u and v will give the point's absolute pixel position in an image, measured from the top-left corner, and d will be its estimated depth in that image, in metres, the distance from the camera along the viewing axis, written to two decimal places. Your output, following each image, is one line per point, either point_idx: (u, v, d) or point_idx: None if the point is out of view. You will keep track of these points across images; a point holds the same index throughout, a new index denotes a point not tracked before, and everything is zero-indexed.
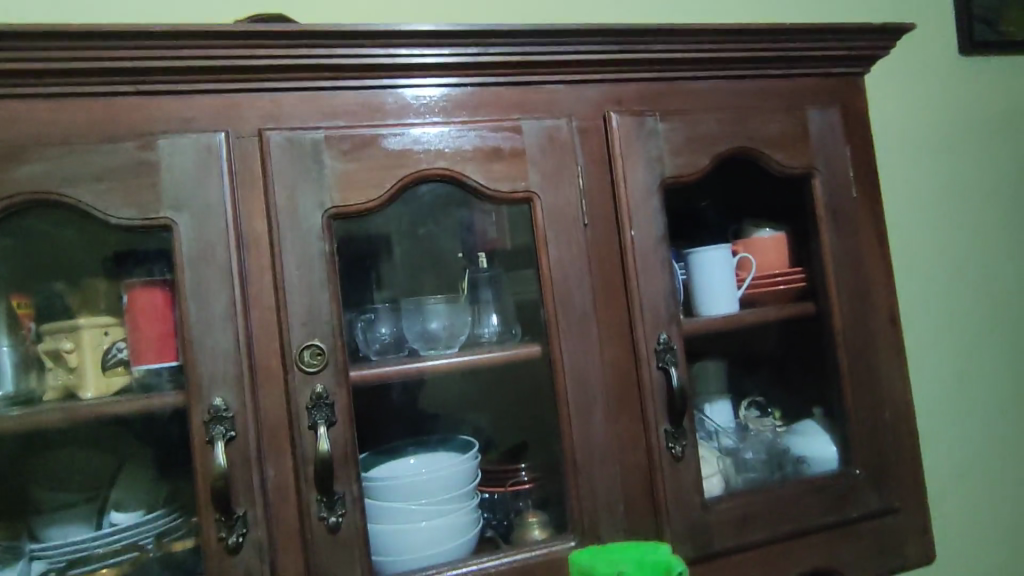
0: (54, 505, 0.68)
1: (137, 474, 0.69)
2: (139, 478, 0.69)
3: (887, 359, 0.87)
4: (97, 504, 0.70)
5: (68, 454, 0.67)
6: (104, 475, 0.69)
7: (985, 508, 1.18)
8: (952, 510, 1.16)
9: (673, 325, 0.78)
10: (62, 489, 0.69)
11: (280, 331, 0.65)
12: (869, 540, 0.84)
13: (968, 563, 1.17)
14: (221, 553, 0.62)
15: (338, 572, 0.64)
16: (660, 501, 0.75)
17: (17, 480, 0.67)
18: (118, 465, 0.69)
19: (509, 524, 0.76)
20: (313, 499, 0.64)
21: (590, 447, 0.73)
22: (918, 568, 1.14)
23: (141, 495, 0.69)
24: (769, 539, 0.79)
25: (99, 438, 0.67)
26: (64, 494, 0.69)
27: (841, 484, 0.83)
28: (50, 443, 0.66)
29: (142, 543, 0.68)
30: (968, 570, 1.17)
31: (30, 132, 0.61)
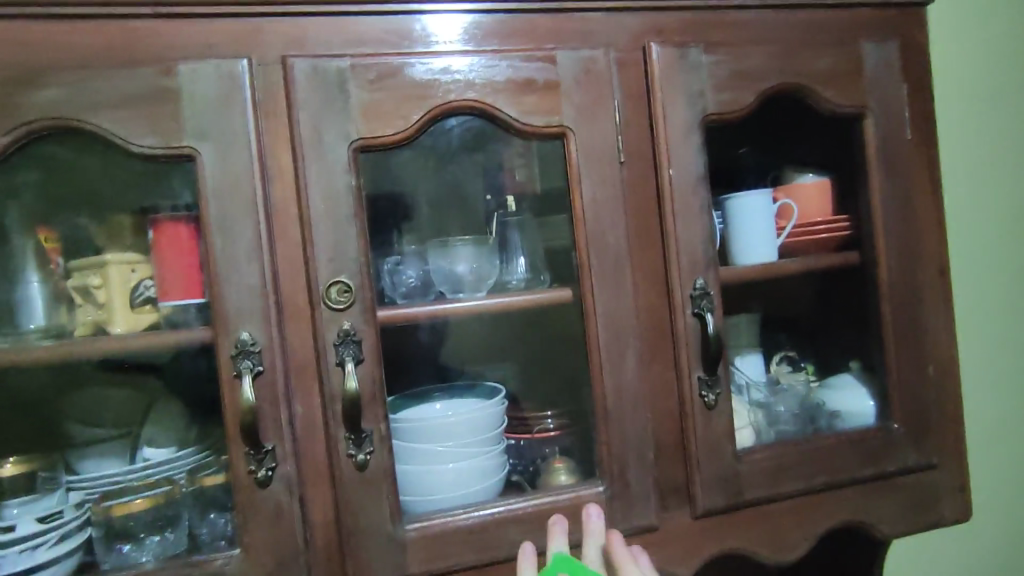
0: (88, 439, 0.69)
1: (169, 411, 0.69)
2: (171, 415, 0.69)
3: (934, 313, 0.83)
4: (130, 440, 0.70)
5: (101, 389, 0.68)
6: (137, 411, 0.70)
7: None
8: (990, 472, 1.13)
9: (710, 271, 0.74)
10: (97, 424, 0.69)
11: (306, 267, 0.63)
12: (905, 495, 0.82)
13: (1003, 525, 1.15)
14: (251, 487, 0.62)
15: (366, 508, 0.64)
16: (690, 449, 0.73)
17: (51, 412, 0.67)
18: (150, 403, 0.70)
19: (535, 470, 0.75)
20: (341, 436, 0.63)
21: (621, 393, 0.71)
22: (950, 527, 1.12)
23: (172, 432, 0.69)
24: (801, 490, 0.77)
25: (129, 375, 0.67)
26: (98, 430, 0.69)
27: (879, 438, 0.81)
28: (82, 378, 0.66)
29: (176, 477, 0.69)
30: (1000, 532, 1.15)
31: (48, 56, 0.59)
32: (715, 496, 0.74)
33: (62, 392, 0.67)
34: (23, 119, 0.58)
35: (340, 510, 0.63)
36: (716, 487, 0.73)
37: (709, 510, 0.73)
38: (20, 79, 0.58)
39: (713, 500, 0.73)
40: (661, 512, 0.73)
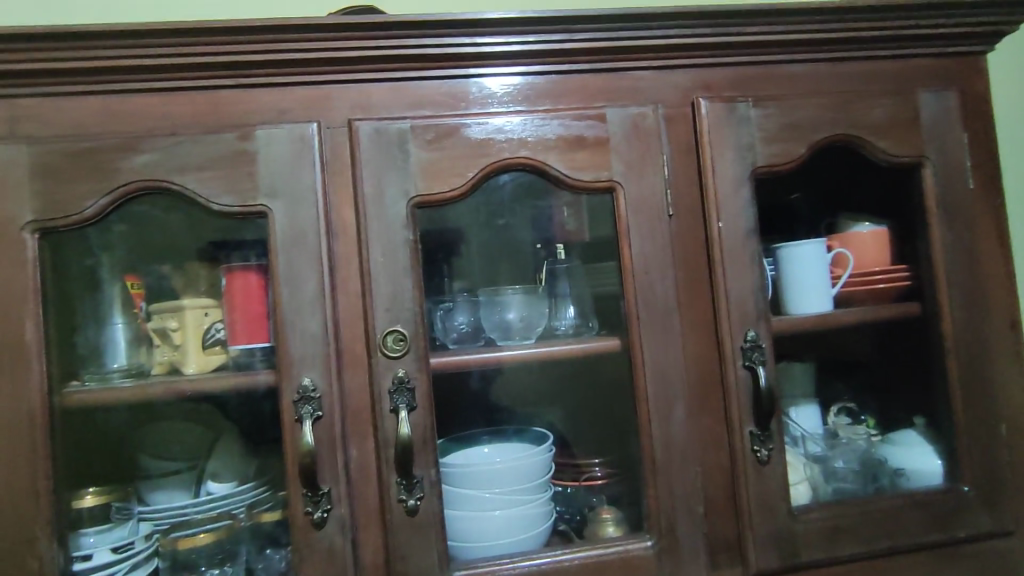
0: (160, 471, 0.73)
1: (231, 448, 0.72)
2: (234, 451, 0.72)
3: (1005, 368, 0.79)
4: (196, 474, 0.75)
5: (172, 426, 0.72)
6: (201, 447, 0.74)
7: None
8: None
9: (762, 322, 0.74)
10: (168, 458, 0.74)
11: (365, 317, 0.67)
12: (977, 563, 0.77)
13: None
14: (307, 528, 0.64)
15: (415, 553, 0.65)
16: (743, 505, 0.71)
17: (125, 447, 0.71)
18: (216, 437, 0.73)
19: (582, 520, 0.74)
20: (393, 480, 0.65)
21: (670, 446, 0.71)
22: None
23: (234, 467, 0.73)
24: (862, 553, 0.74)
25: (198, 414, 0.72)
26: (168, 462, 0.74)
27: (948, 501, 0.76)
28: (155, 416, 0.71)
29: (234, 512, 0.72)
30: None
31: (144, 124, 0.66)
32: (770, 555, 0.71)
33: (138, 427, 0.71)
34: (120, 180, 0.65)
35: (390, 554, 0.65)
36: (770, 546, 0.71)
37: (762, 570, 0.71)
38: (119, 145, 0.65)
39: (768, 559, 0.71)
40: (711, 569, 0.71)
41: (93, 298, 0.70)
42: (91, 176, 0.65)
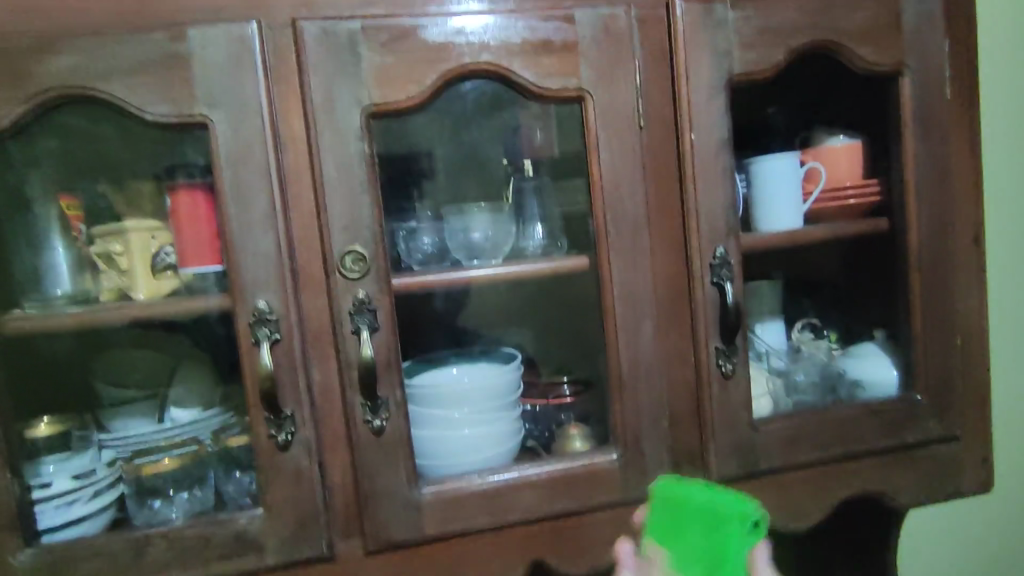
0: (119, 399, 0.71)
1: (194, 373, 0.71)
2: (195, 376, 0.71)
3: (964, 281, 0.80)
4: (158, 400, 0.72)
5: (125, 353, 0.69)
6: (161, 373, 0.72)
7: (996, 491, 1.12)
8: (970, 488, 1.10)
9: (732, 239, 0.72)
10: (126, 385, 0.71)
11: (321, 236, 0.64)
12: (924, 464, 0.81)
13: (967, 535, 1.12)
14: (272, 450, 0.63)
15: (382, 472, 0.65)
16: (707, 417, 0.73)
17: (77, 376, 0.68)
18: (176, 364, 0.71)
19: (551, 435, 0.75)
20: (358, 402, 0.64)
21: (637, 362, 0.71)
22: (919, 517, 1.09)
23: (198, 392, 0.71)
24: (818, 460, 0.77)
25: (151, 340, 0.69)
26: (126, 391, 0.71)
27: (901, 409, 0.79)
28: (105, 344, 0.68)
29: (201, 437, 0.71)
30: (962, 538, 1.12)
31: (60, 23, 0.59)
32: (731, 463, 0.73)
33: (88, 356, 0.68)
34: (39, 87, 0.59)
35: (358, 473, 0.65)
36: (731, 455, 0.73)
37: (723, 476, 0.73)
38: (33, 46, 0.58)
39: (729, 466, 0.73)
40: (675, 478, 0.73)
41: (23, 219, 0.65)
42: (5, 82, 0.58)
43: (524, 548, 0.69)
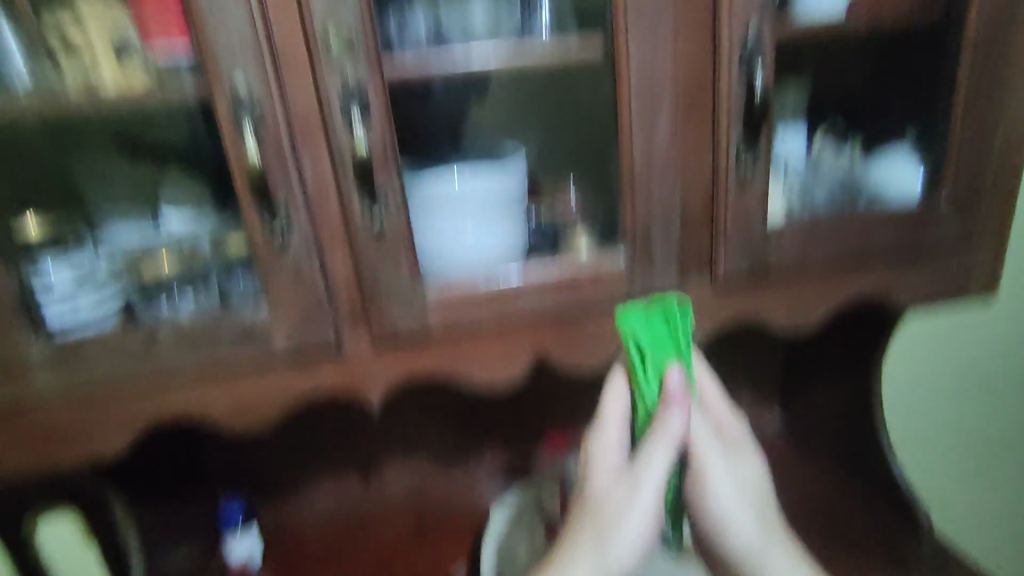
0: (109, 200, 0.69)
1: (181, 171, 0.67)
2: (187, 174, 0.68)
3: (1016, 71, 0.73)
4: (149, 202, 0.69)
5: (102, 151, 0.66)
6: (148, 175, 0.68)
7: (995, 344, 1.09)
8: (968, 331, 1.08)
9: (764, 17, 0.64)
10: (113, 188, 0.68)
11: (299, 8, 0.56)
12: (936, 268, 0.79)
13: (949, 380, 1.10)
14: (269, 244, 0.62)
15: (385, 268, 0.64)
16: (719, 217, 0.70)
17: (61, 168, 0.67)
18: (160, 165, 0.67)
19: (555, 236, 0.71)
20: (355, 195, 0.62)
21: (650, 157, 0.67)
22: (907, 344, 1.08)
23: (190, 194, 0.68)
24: (826, 261, 0.76)
25: (128, 132, 0.65)
26: (114, 191, 0.69)
27: (920, 211, 0.77)
28: (77, 137, 0.65)
29: (200, 238, 0.68)
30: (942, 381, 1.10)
31: None
32: (739, 263, 0.72)
33: (65, 151, 0.66)
34: None
35: (360, 268, 0.64)
36: (740, 255, 0.72)
37: (729, 276, 0.73)
38: None
39: (737, 265, 0.72)
40: (681, 278, 0.72)
41: None
42: None
43: (529, 344, 0.70)
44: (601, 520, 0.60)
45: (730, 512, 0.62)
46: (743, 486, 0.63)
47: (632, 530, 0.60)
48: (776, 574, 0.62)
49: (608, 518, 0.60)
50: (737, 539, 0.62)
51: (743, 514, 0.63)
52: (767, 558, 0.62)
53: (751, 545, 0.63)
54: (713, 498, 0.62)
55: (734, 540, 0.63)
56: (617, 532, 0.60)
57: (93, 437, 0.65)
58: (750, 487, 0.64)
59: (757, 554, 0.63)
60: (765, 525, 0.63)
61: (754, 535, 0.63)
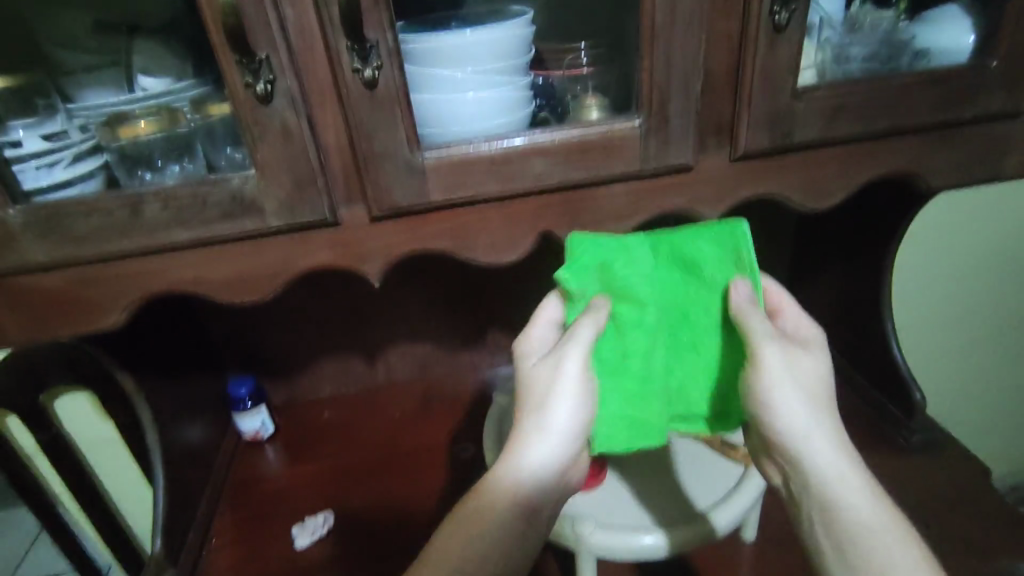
0: (82, 68, 0.66)
1: (155, 36, 0.65)
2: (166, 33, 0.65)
3: None
4: (124, 70, 0.66)
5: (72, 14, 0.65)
6: (120, 41, 0.66)
7: (1008, 227, 1.10)
8: (984, 214, 1.08)
9: None
10: (83, 49, 0.66)
11: None
12: (973, 146, 0.72)
13: (956, 262, 1.12)
14: (252, 102, 0.56)
15: (379, 132, 0.59)
16: (745, 80, 0.63)
17: (30, 33, 0.65)
18: (135, 29, 0.66)
19: (565, 108, 0.67)
20: (343, 47, 0.55)
21: (675, 6, 0.59)
22: (924, 225, 1.08)
23: (167, 60, 0.65)
24: (856, 136, 0.68)
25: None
26: (86, 57, 0.66)
27: (969, 77, 0.68)
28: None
29: (178, 108, 0.64)
30: (949, 263, 1.12)
31: None
32: (761, 135, 0.66)
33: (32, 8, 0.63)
34: None
35: (353, 132, 0.59)
36: (764, 126, 0.65)
37: (751, 152, 0.67)
38: None
39: (759, 138, 0.66)
40: (698, 152, 0.67)
41: None
42: None
43: (534, 220, 0.66)
44: (533, 394, 0.60)
45: (782, 389, 0.57)
46: (794, 375, 0.58)
47: (563, 401, 0.59)
48: (823, 456, 0.56)
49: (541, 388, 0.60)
50: (787, 421, 0.57)
51: (795, 395, 0.57)
52: (818, 440, 0.56)
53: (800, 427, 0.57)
54: (763, 377, 0.58)
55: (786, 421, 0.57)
56: (546, 403, 0.59)
57: (95, 311, 0.63)
58: (802, 376, 0.58)
59: (807, 437, 0.57)
60: (818, 412, 0.57)
61: (805, 421, 0.57)
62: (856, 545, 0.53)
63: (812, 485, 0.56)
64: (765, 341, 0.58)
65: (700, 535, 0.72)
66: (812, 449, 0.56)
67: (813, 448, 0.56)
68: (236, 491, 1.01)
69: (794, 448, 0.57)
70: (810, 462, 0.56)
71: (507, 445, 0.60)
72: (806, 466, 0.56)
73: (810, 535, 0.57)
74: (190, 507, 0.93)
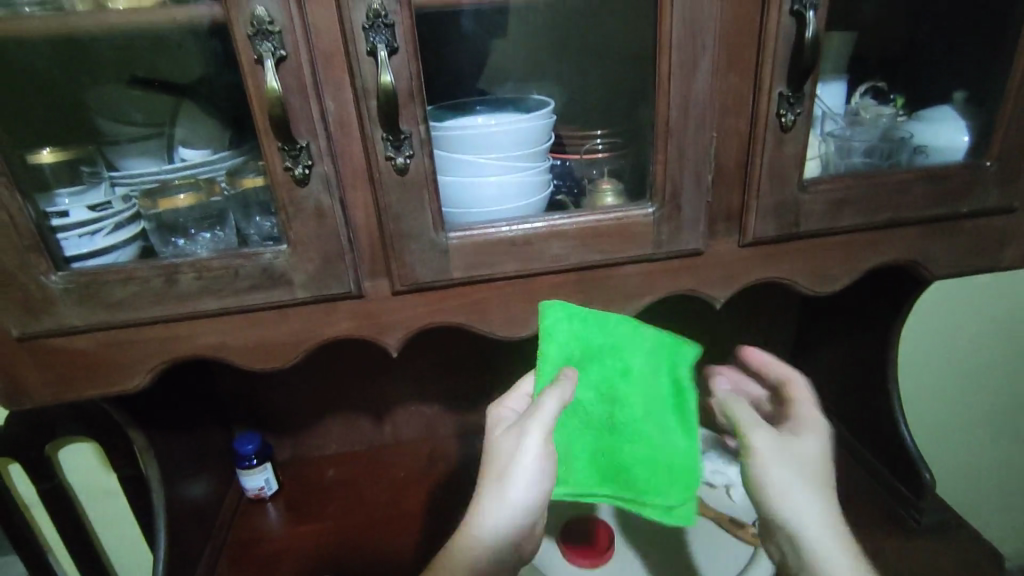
0: (126, 139, 0.69)
1: (197, 112, 0.68)
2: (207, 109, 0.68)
3: None
4: (166, 140, 0.70)
5: (116, 89, 0.67)
6: (165, 112, 0.69)
7: (1012, 310, 1.11)
8: (988, 296, 1.10)
9: None
10: (128, 123, 0.68)
11: None
12: (971, 239, 0.75)
13: (961, 342, 1.13)
14: (289, 184, 0.60)
15: (407, 213, 0.62)
16: (753, 173, 0.67)
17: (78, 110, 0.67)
18: (176, 102, 0.68)
19: (581, 191, 0.71)
20: (379, 136, 0.59)
21: (689, 105, 0.63)
22: (930, 305, 1.09)
23: (208, 132, 0.68)
24: (859, 226, 0.72)
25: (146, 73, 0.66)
26: (131, 129, 0.69)
27: (965, 175, 0.72)
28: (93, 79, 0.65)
29: (216, 179, 0.68)
30: (954, 343, 1.13)
31: None
32: (769, 224, 0.69)
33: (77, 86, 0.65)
34: None
35: (381, 213, 0.62)
36: (772, 215, 0.69)
37: (759, 238, 0.70)
38: None
39: (767, 227, 0.69)
40: (708, 237, 0.70)
41: None
42: None
43: (549, 297, 0.69)
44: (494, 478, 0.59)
45: (786, 484, 0.57)
46: (791, 459, 0.59)
47: (522, 491, 0.58)
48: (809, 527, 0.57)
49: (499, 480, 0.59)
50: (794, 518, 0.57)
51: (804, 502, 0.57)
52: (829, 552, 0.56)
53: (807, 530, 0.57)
54: (769, 484, 0.58)
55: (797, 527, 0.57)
56: (506, 495, 0.58)
57: (120, 371, 0.65)
58: (810, 474, 0.59)
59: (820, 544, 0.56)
60: (820, 504, 0.57)
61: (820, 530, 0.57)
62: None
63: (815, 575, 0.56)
64: (765, 446, 0.59)
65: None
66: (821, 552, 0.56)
67: (802, 523, 0.57)
68: (236, 551, 1.00)
69: (801, 547, 0.57)
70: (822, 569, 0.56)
71: (468, 520, 0.59)
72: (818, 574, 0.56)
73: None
74: (189, 567, 0.92)
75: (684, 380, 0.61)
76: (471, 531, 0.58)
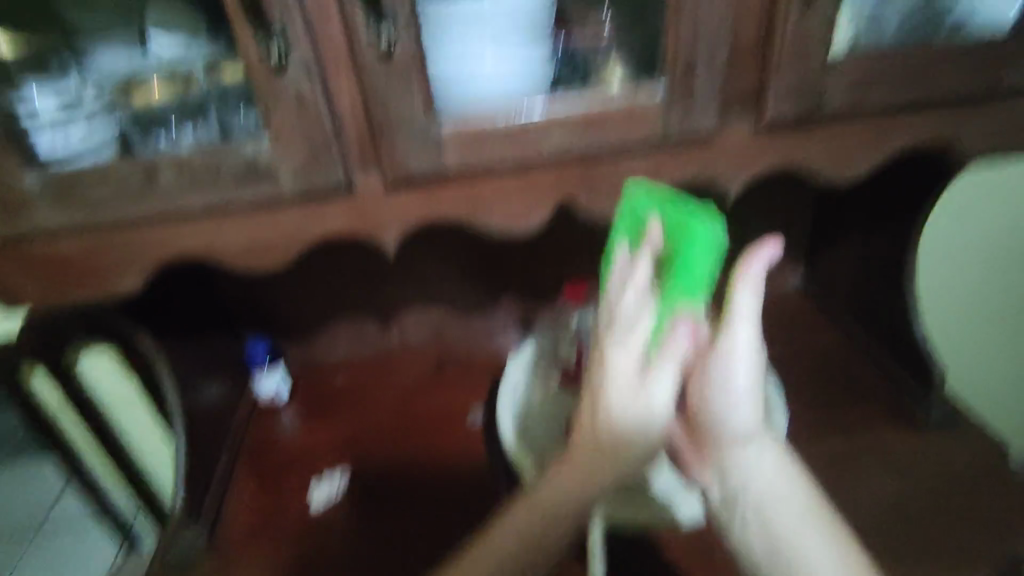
0: (93, 28, 0.63)
1: None
2: None
3: None
4: (137, 28, 0.64)
5: None
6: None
7: None
8: (1016, 189, 1.05)
9: None
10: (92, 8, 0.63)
11: None
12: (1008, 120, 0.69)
13: (986, 238, 1.09)
14: (266, 71, 0.55)
15: (394, 102, 0.58)
16: (772, 48, 0.61)
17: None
18: None
19: (586, 73, 0.63)
20: (359, 14, 0.54)
21: None
22: (955, 197, 1.06)
23: (182, 17, 0.62)
24: (886, 107, 0.66)
25: None
26: (97, 16, 0.63)
27: (1003, 47, 0.65)
28: None
29: (192, 69, 0.62)
30: (979, 239, 1.09)
31: None
32: (787, 106, 0.64)
33: None
34: None
35: (368, 101, 0.58)
36: (791, 97, 0.63)
37: (777, 122, 0.65)
38: None
39: (785, 109, 0.64)
40: (721, 123, 0.65)
41: None
42: None
43: (551, 191, 0.65)
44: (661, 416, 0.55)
45: (742, 395, 0.58)
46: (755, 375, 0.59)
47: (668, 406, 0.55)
48: (761, 470, 0.56)
49: (648, 415, 0.55)
50: (745, 457, 0.57)
51: (756, 434, 0.58)
52: (759, 522, 0.55)
53: (755, 503, 0.55)
54: (734, 406, 0.58)
55: (743, 453, 0.57)
56: (650, 426, 0.55)
57: (111, 275, 0.64)
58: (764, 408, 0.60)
59: (745, 536, 0.55)
60: (773, 442, 0.58)
61: (770, 466, 0.56)
62: (789, 554, 0.53)
63: (752, 505, 0.55)
64: (739, 371, 0.58)
65: (656, 519, 0.78)
66: (760, 474, 0.56)
67: (753, 450, 0.57)
68: (254, 452, 1.03)
69: (743, 468, 0.57)
70: (750, 479, 0.56)
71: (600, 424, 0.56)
72: (743, 489, 0.56)
73: (741, 532, 0.56)
74: (209, 466, 0.95)
75: (757, 267, 0.55)
76: (601, 424, 0.55)
